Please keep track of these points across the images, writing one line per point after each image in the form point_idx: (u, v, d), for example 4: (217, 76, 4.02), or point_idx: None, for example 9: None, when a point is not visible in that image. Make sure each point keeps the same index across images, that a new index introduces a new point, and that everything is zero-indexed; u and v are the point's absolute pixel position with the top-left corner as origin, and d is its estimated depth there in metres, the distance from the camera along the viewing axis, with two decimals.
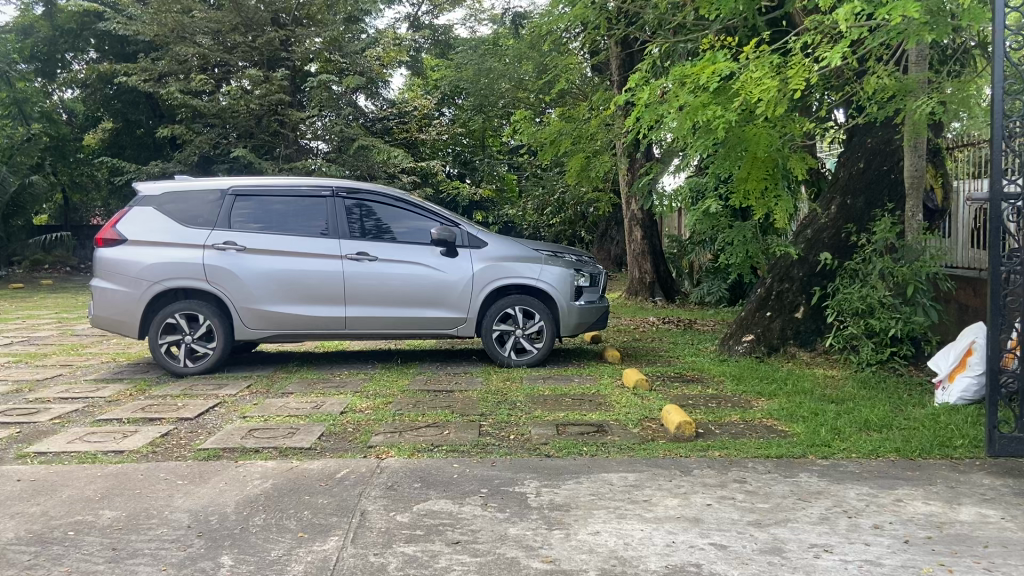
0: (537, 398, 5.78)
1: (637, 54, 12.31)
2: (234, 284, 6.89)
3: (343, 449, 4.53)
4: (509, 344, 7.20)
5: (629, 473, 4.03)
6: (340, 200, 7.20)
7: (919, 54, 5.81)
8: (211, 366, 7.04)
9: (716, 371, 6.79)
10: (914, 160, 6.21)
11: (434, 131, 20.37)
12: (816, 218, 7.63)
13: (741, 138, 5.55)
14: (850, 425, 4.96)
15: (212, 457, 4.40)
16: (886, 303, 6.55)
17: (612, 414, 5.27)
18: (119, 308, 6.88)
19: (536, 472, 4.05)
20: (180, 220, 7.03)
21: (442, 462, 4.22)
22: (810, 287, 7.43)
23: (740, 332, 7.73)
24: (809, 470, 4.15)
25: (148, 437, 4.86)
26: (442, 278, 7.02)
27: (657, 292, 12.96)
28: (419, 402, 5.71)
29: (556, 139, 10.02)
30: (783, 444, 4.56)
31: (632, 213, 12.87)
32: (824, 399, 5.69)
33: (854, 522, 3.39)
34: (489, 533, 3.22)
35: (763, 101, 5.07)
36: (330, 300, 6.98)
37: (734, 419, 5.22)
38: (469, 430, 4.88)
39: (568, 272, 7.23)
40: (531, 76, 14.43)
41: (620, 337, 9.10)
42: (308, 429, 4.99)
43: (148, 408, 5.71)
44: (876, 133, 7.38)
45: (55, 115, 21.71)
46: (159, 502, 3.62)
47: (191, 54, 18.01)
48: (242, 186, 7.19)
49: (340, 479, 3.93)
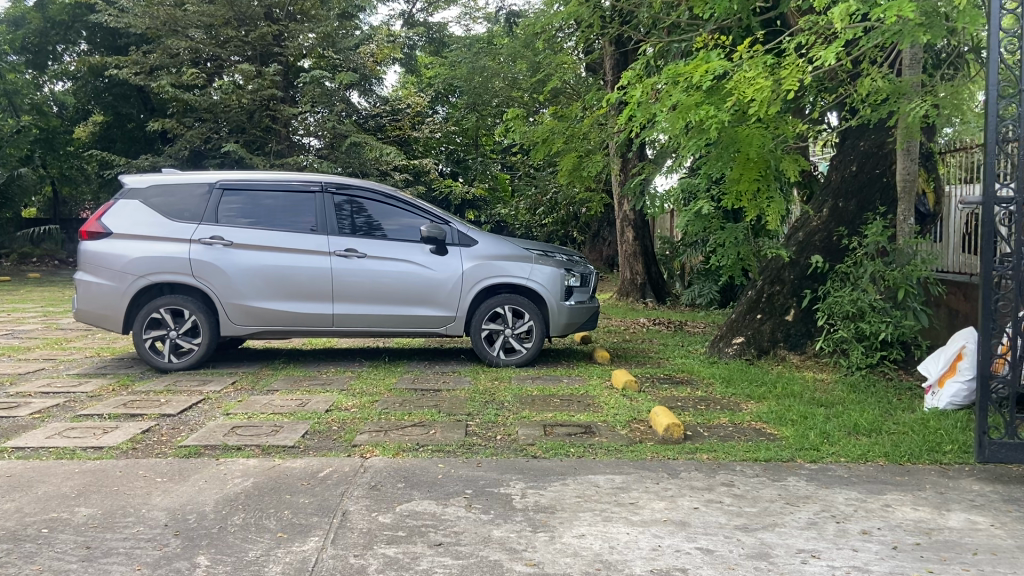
0: (525, 398, 5.73)
1: (631, 54, 12.28)
2: (221, 280, 6.81)
3: (327, 448, 4.47)
4: (498, 344, 7.14)
5: (616, 475, 3.98)
6: (329, 195, 7.13)
7: (913, 57, 5.80)
8: (196, 362, 6.97)
9: (705, 373, 6.75)
10: (907, 162, 6.28)
11: (427, 129, 20.30)
12: (808, 222, 7.62)
13: (733, 139, 5.52)
14: (839, 429, 4.93)
15: (192, 454, 4.32)
16: (876, 306, 6.53)
17: (600, 415, 5.23)
18: (103, 303, 6.80)
19: (522, 473, 3.99)
20: (167, 213, 6.95)
21: (427, 461, 4.17)
22: (801, 290, 7.40)
23: (731, 334, 7.70)
24: (798, 474, 4.11)
25: (129, 433, 4.77)
26: (431, 276, 6.95)
27: (648, 293, 12.92)
28: (406, 401, 5.65)
29: (547, 138, 10.12)
30: (772, 448, 4.52)
31: (624, 213, 12.83)
32: (813, 403, 5.66)
33: (843, 528, 3.35)
34: (473, 535, 3.16)
35: (756, 101, 5.02)
36: (318, 297, 6.91)
37: (724, 422, 5.18)
38: (455, 431, 4.82)
39: (559, 271, 7.17)
40: (525, 76, 14.37)
41: (609, 337, 9.05)
42: (292, 427, 4.92)
43: (130, 403, 5.63)
44: (868, 136, 7.40)
45: (46, 107, 21.53)
46: (137, 500, 3.55)
47: (183, 48, 17.88)
48: (231, 180, 7.11)
49: (323, 478, 3.87)
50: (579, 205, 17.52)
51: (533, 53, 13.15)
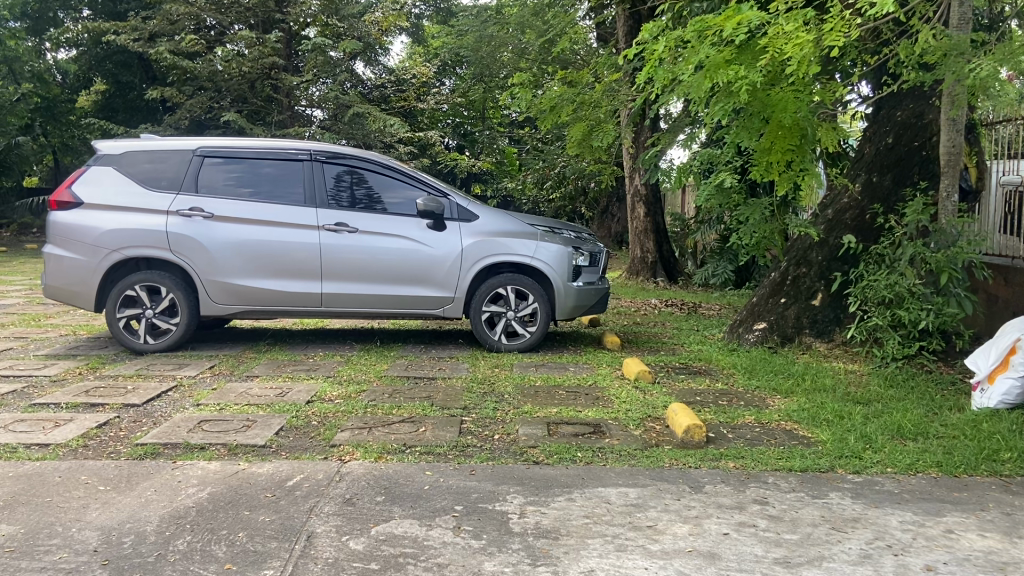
0: (528, 390, 5.21)
1: (645, 19, 11.65)
2: (200, 255, 6.27)
3: (302, 449, 3.94)
4: (500, 328, 6.59)
5: (630, 489, 3.44)
6: (319, 164, 6.56)
7: (962, 15, 5.11)
8: (174, 343, 6.45)
9: (725, 363, 6.20)
10: (951, 134, 5.55)
11: (432, 100, 19.73)
12: (839, 198, 7.02)
13: (765, 104, 4.91)
14: (881, 431, 4.37)
15: (148, 455, 3.80)
16: (915, 291, 5.90)
17: (611, 411, 4.69)
18: (74, 279, 6.27)
19: (521, 484, 3.46)
20: (144, 181, 6.39)
21: (412, 468, 3.64)
22: (830, 272, 6.82)
23: (751, 319, 7.12)
24: (840, 489, 3.56)
25: (82, 427, 4.25)
26: (429, 253, 6.40)
27: (659, 272, 12.34)
28: (396, 392, 5.12)
29: (555, 106, 9.39)
30: (807, 455, 3.98)
31: (635, 188, 12.15)
32: (847, 399, 5.10)
33: (902, 563, 2.80)
34: (459, 570, 2.63)
35: (794, 60, 4.42)
36: (307, 274, 6.37)
37: (749, 421, 4.62)
38: (448, 429, 4.29)
39: (566, 250, 6.59)
40: (532, 45, 13.59)
41: (620, 320, 8.51)
42: (266, 422, 4.40)
43: (92, 391, 5.11)
44: (906, 105, 6.82)
45: (48, 75, 20.92)
46: (68, 516, 3.04)
47: (183, 14, 17.19)
48: (214, 147, 6.54)
49: (290, 489, 3.33)
50: (588, 179, 16.89)
51: (544, 21, 12.48)
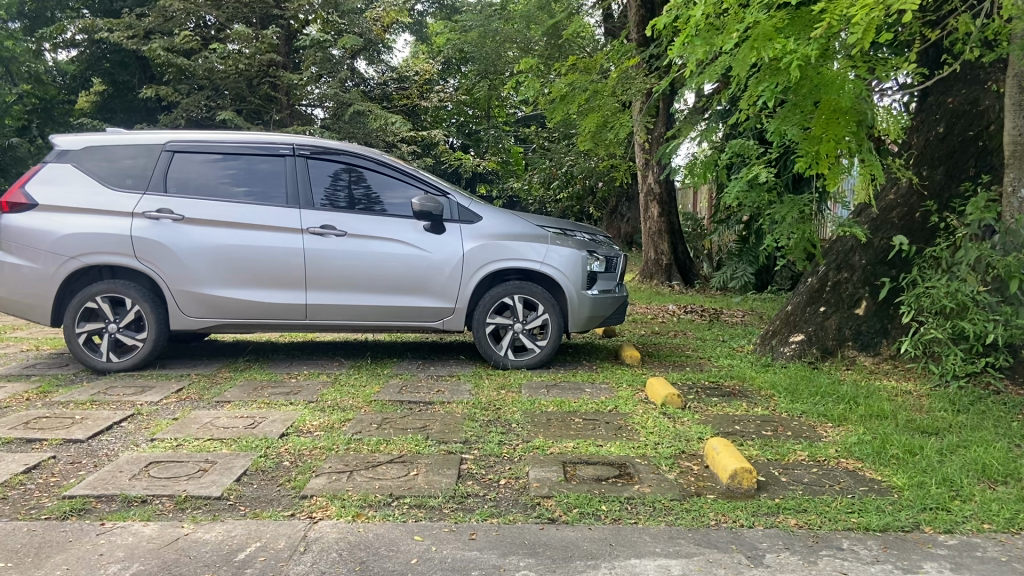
0: (538, 418, 4.49)
1: (658, 7, 10.72)
2: (168, 262, 5.57)
3: (266, 502, 3.23)
4: (506, 342, 5.87)
5: (671, 562, 2.71)
6: (302, 160, 5.85)
7: None
8: (139, 362, 5.76)
9: (761, 382, 5.46)
10: (1017, 120, 4.85)
11: (435, 98, 18.82)
12: (887, 193, 6.28)
13: (814, 85, 4.21)
14: (962, 471, 3.64)
15: (73, 513, 3.09)
16: (979, 300, 5.08)
17: (637, 446, 3.97)
18: (28, 289, 5.58)
19: (534, 555, 2.73)
20: (106, 180, 5.68)
21: (397, 531, 2.92)
22: (876, 278, 6.04)
23: (787, 330, 6.37)
24: (935, 557, 2.83)
25: (5, 474, 3.54)
26: (425, 258, 5.68)
27: (674, 275, 11.60)
28: (385, 422, 4.40)
29: (569, 95, 8.63)
30: (884, 508, 3.24)
31: (649, 186, 11.33)
32: (911, 428, 4.35)
33: None
34: None
35: (854, 31, 3.69)
36: (287, 283, 5.66)
37: (803, 459, 3.89)
38: (444, 472, 3.57)
39: (579, 254, 5.88)
40: (539, 41, 12.48)
41: (637, 329, 7.79)
42: (228, 464, 3.68)
43: (32, 423, 4.39)
44: (958, 91, 6.04)
45: (45, 76, 20.25)
46: None
47: (178, 10, 16.41)
48: (185, 140, 5.85)
49: (239, 566, 2.62)
50: (598, 177, 16.14)
51: (551, 13, 11.80)
